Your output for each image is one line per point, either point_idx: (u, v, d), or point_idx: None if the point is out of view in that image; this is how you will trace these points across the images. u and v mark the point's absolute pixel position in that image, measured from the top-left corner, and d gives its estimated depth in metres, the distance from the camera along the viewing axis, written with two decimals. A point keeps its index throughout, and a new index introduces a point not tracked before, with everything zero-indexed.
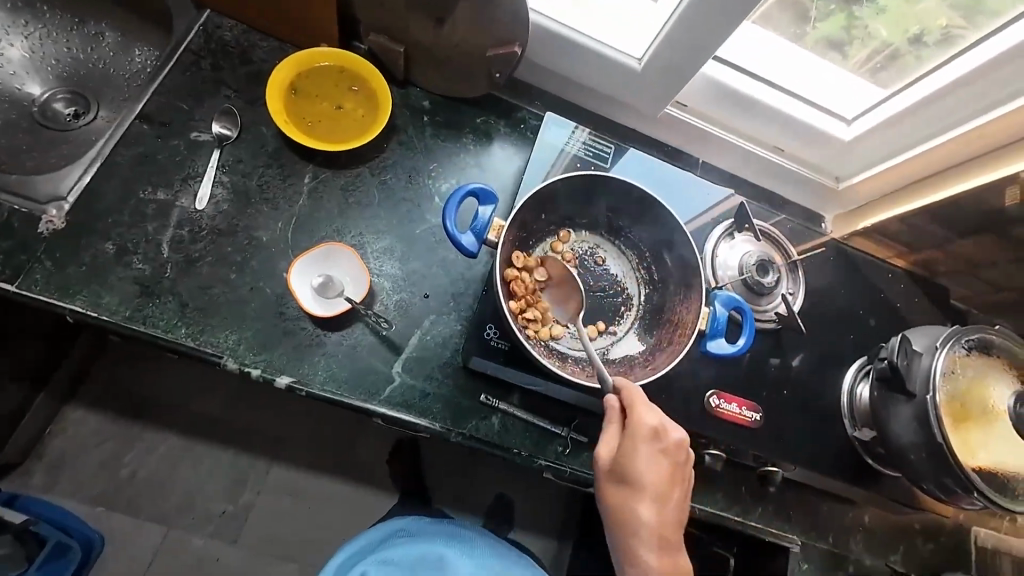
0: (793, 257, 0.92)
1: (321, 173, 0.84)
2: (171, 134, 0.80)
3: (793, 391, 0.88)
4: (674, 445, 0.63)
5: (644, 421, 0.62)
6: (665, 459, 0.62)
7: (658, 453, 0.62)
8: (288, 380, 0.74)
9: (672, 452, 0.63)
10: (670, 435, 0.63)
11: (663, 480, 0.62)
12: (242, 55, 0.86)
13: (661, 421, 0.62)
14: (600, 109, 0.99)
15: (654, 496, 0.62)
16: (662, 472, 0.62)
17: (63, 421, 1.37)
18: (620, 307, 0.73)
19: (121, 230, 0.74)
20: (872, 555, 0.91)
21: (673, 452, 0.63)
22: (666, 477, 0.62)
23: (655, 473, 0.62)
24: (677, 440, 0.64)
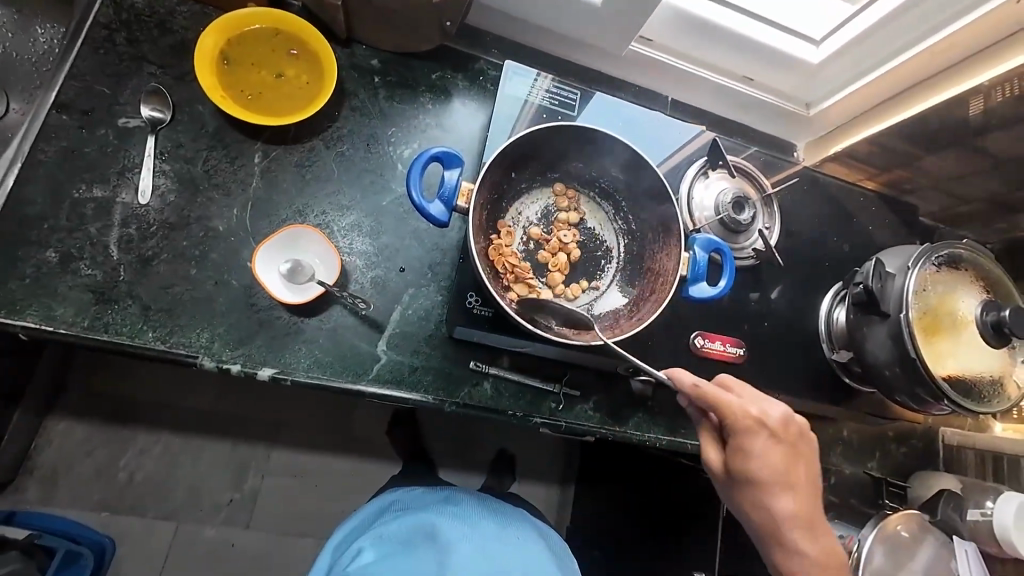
0: (768, 190, 0.91)
1: (271, 150, 0.78)
2: (97, 123, 0.72)
3: (774, 323, 0.90)
4: (777, 424, 0.69)
5: (738, 412, 0.68)
6: (774, 443, 0.68)
7: (766, 434, 0.68)
8: (271, 371, 0.71)
9: (778, 434, 0.69)
10: (770, 419, 0.69)
11: (787, 463, 0.69)
12: (160, 24, 0.77)
13: (757, 412, 0.68)
14: (562, 52, 0.93)
15: (779, 483, 0.69)
16: (775, 456, 0.68)
17: (47, 435, 1.33)
18: (601, 260, 0.72)
19: (62, 236, 0.68)
20: (851, 464, 0.97)
21: (780, 433, 0.69)
22: (780, 461, 0.69)
23: (774, 460, 0.69)
24: (779, 415, 0.69)
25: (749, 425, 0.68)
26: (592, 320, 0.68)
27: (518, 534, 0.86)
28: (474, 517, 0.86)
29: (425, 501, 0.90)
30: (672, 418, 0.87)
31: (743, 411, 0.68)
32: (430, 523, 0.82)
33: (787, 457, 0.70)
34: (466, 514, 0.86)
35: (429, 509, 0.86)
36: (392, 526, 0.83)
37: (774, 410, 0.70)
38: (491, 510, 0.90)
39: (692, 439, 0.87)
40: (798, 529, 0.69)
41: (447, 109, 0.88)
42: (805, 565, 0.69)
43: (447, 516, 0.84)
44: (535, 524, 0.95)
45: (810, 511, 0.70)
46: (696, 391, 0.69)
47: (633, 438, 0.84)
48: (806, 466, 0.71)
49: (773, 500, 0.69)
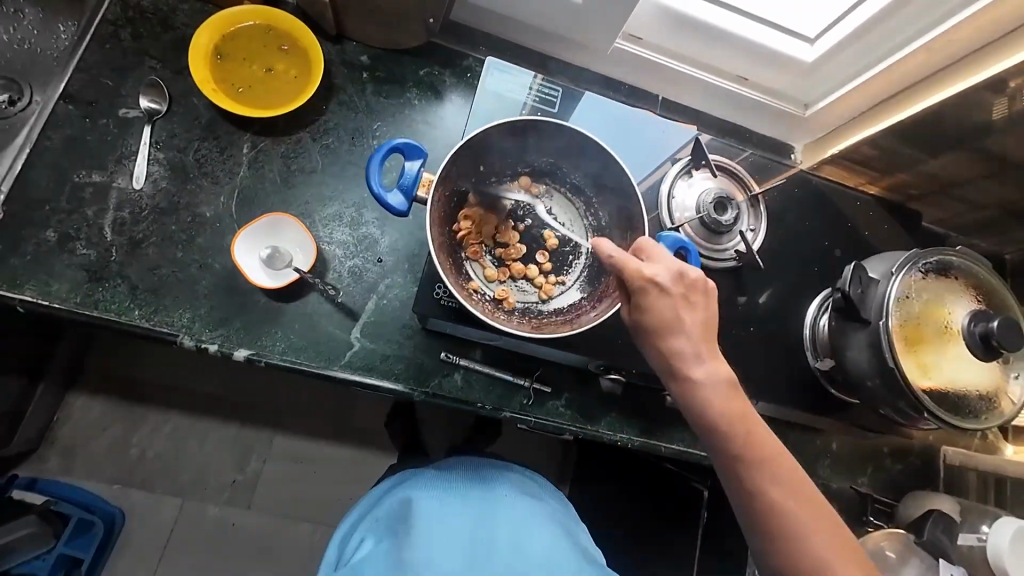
0: (754, 191, 0.89)
1: (259, 142, 0.82)
2: (100, 113, 0.77)
3: (758, 328, 0.87)
4: (672, 283, 0.59)
5: (635, 268, 0.59)
6: (670, 301, 0.59)
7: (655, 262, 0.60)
8: (246, 352, 0.75)
9: (676, 290, 0.59)
10: (662, 279, 0.59)
11: (682, 314, 0.59)
12: (162, 22, 0.81)
13: (653, 270, 0.59)
14: (550, 49, 0.93)
15: (688, 334, 0.59)
16: (666, 312, 0.58)
17: (66, 408, 1.42)
18: (568, 256, 0.72)
19: (62, 217, 0.73)
20: (841, 479, 0.94)
21: (677, 288, 0.59)
22: (679, 317, 0.59)
23: (669, 312, 0.59)
24: (670, 275, 0.59)
25: (651, 280, 0.58)
26: (553, 315, 0.68)
27: (512, 500, 0.84)
28: (464, 492, 0.83)
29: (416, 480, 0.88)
30: (646, 419, 0.86)
31: (647, 270, 0.59)
32: (414, 503, 0.80)
33: (703, 327, 0.59)
34: (456, 489, 0.84)
35: (418, 487, 0.84)
36: (385, 514, 0.81)
37: (670, 266, 0.60)
38: (482, 478, 0.88)
39: (667, 442, 0.86)
40: (723, 392, 0.59)
41: (432, 104, 0.90)
42: (759, 465, 0.57)
43: (436, 494, 0.82)
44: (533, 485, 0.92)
45: (722, 376, 0.59)
46: (610, 259, 0.59)
47: (604, 437, 0.83)
48: (713, 321, 0.60)
49: (694, 370, 0.58)
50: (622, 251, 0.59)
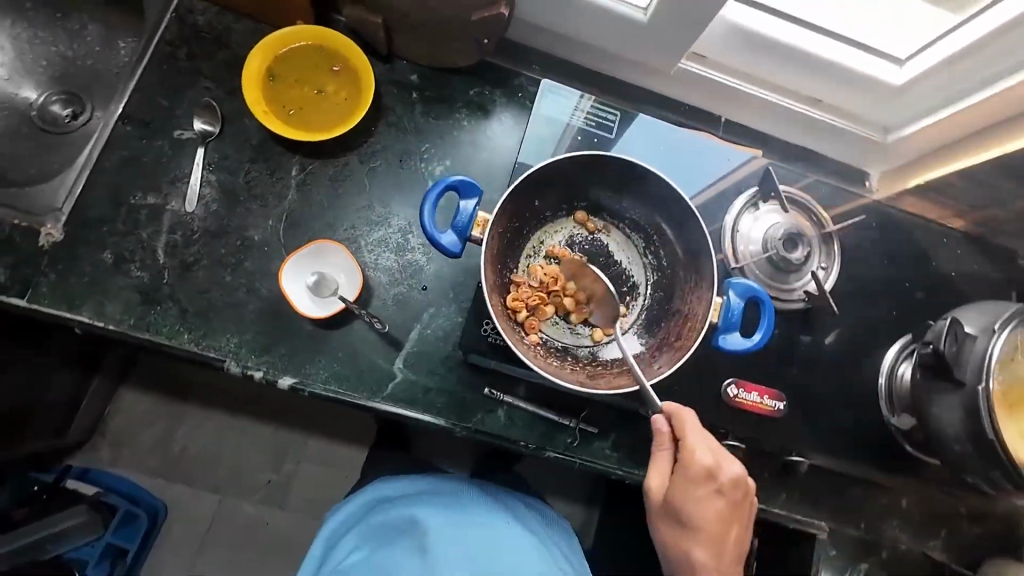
0: (828, 228, 0.81)
1: (308, 164, 0.80)
2: (155, 133, 0.77)
3: (822, 374, 0.81)
4: (727, 484, 0.66)
5: (694, 457, 0.65)
6: (719, 498, 0.65)
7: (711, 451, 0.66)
8: (290, 380, 0.74)
9: (727, 491, 0.66)
10: (723, 475, 0.65)
11: (724, 517, 0.66)
12: (217, 40, 0.81)
13: (715, 462, 0.65)
14: (606, 68, 0.89)
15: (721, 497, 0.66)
16: (713, 513, 0.65)
17: (116, 402, 1.47)
18: (625, 296, 0.68)
19: (118, 239, 0.74)
20: (909, 540, 0.86)
21: (727, 489, 0.66)
22: (716, 512, 0.66)
23: (712, 513, 0.66)
24: (732, 476, 0.66)
25: (699, 475, 0.65)
26: (609, 364, 0.64)
27: (515, 530, 0.80)
28: (468, 514, 0.79)
29: (419, 492, 0.83)
30: None
31: (699, 459, 0.65)
32: (414, 521, 0.76)
33: (721, 513, 0.66)
34: (463, 510, 0.79)
35: (423, 503, 0.79)
36: (388, 526, 0.78)
37: (730, 469, 0.66)
38: (488, 502, 0.83)
39: None
40: (718, 525, 0.66)
41: (483, 125, 0.87)
42: None
43: (441, 513, 0.78)
44: (534, 516, 0.88)
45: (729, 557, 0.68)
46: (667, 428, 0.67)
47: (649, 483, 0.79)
48: (742, 538, 0.69)
49: (694, 545, 0.67)
50: (690, 419, 0.66)
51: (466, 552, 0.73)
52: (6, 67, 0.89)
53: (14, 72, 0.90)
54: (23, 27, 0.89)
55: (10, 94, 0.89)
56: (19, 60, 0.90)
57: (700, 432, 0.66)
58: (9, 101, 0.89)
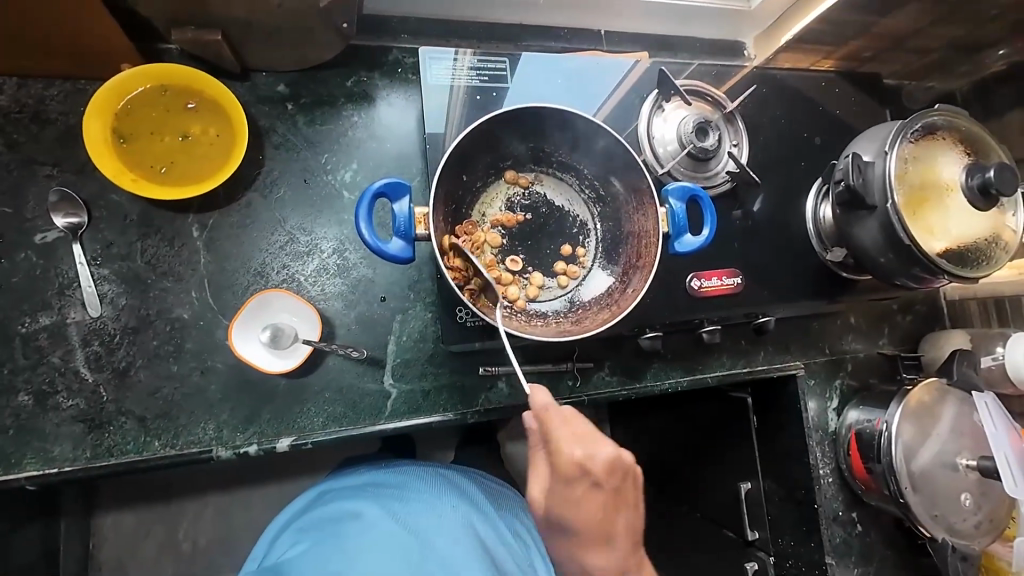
0: (730, 107, 0.86)
1: (207, 220, 0.73)
2: (14, 247, 0.66)
3: (764, 237, 0.88)
4: (603, 472, 0.63)
5: (561, 461, 0.62)
6: (597, 488, 0.64)
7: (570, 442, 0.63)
8: (288, 440, 0.70)
9: (603, 479, 0.63)
10: (595, 466, 0.62)
11: (609, 499, 0.65)
12: (35, 117, 0.68)
13: (583, 457, 0.62)
14: (476, 13, 0.86)
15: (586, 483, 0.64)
16: (587, 505, 0.64)
17: (95, 532, 1.31)
18: (579, 237, 0.69)
19: (28, 375, 0.65)
20: (866, 346, 1.00)
21: (604, 477, 0.63)
22: (586, 506, 0.64)
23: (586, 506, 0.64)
24: (608, 461, 0.63)
25: (569, 475, 0.62)
26: (586, 305, 0.66)
27: (462, 518, 0.77)
28: (414, 499, 0.78)
29: (367, 479, 0.82)
30: (687, 359, 0.87)
31: (566, 457, 0.62)
32: (355, 509, 0.74)
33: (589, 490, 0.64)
34: (408, 497, 0.78)
35: (366, 494, 0.77)
36: (327, 514, 0.76)
37: (603, 455, 0.63)
38: (441, 486, 0.82)
39: (711, 372, 0.88)
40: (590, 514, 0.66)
41: (375, 115, 0.81)
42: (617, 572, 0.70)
43: (383, 502, 0.76)
44: (495, 504, 0.86)
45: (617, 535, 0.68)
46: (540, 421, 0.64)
47: (653, 389, 0.84)
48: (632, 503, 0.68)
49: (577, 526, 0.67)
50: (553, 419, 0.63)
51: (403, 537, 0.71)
52: None
53: None
54: None
55: None
56: None
57: (564, 431, 0.63)
58: None
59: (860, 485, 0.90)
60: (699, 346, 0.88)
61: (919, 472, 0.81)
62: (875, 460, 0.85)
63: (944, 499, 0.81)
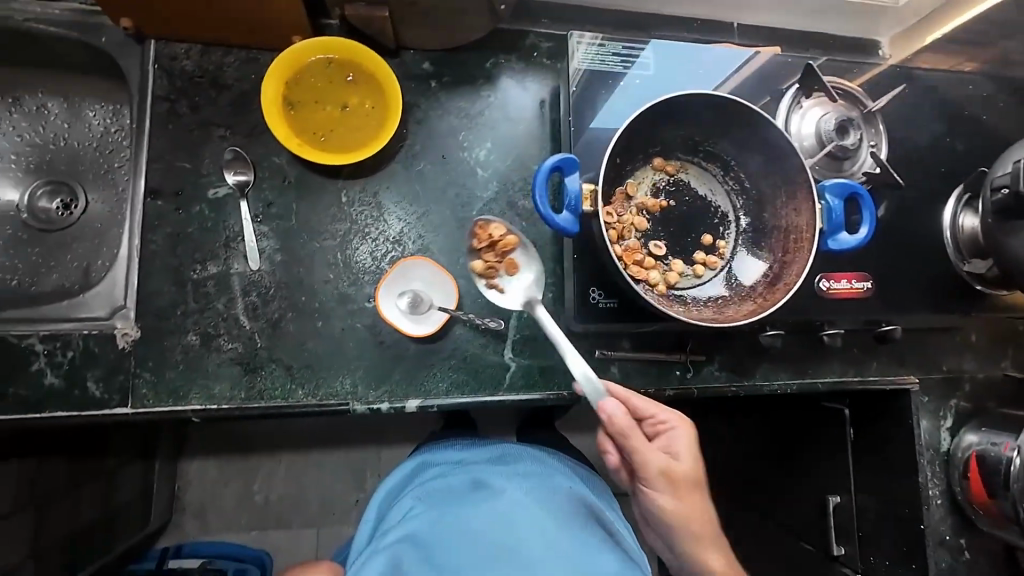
0: (870, 105, 0.84)
1: (354, 187, 0.77)
2: (190, 200, 0.72)
3: (892, 243, 0.85)
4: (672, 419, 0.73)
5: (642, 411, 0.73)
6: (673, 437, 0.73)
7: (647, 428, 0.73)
8: (417, 401, 0.74)
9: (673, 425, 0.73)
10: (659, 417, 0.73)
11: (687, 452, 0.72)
12: (213, 82, 0.74)
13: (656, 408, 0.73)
14: (614, 2, 0.87)
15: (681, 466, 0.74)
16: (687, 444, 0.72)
17: (185, 475, 1.41)
18: (719, 228, 0.69)
19: (196, 317, 0.71)
20: (987, 368, 0.95)
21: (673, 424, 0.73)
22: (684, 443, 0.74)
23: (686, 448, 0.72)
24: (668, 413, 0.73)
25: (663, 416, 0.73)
26: (726, 296, 0.66)
27: (577, 494, 0.80)
28: (529, 474, 0.80)
29: (475, 455, 0.85)
30: (800, 362, 0.85)
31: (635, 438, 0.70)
32: (478, 479, 0.78)
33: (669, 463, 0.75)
34: (524, 472, 0.80)
35: (483, 467, 0.80)
36: (446, 485, 0.78)
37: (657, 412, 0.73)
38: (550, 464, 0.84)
39: (823, 378, 0.85)
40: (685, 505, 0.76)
41: (510, 96, 0.84)
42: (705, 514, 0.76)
43: (505, 475, 0.79)
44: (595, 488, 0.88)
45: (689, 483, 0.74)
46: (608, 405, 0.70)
47: (763, 389, 0.82)
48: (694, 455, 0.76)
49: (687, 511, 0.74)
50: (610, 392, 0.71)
51: (533, 510, 0.73)
52: None
53: None
54: None
55: None
56: None
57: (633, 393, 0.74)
58: None
59: (976, 510, 0.86)
60: (815, 351, 0.86)
61: None
62: (1001, 487, 0.81)
63: None
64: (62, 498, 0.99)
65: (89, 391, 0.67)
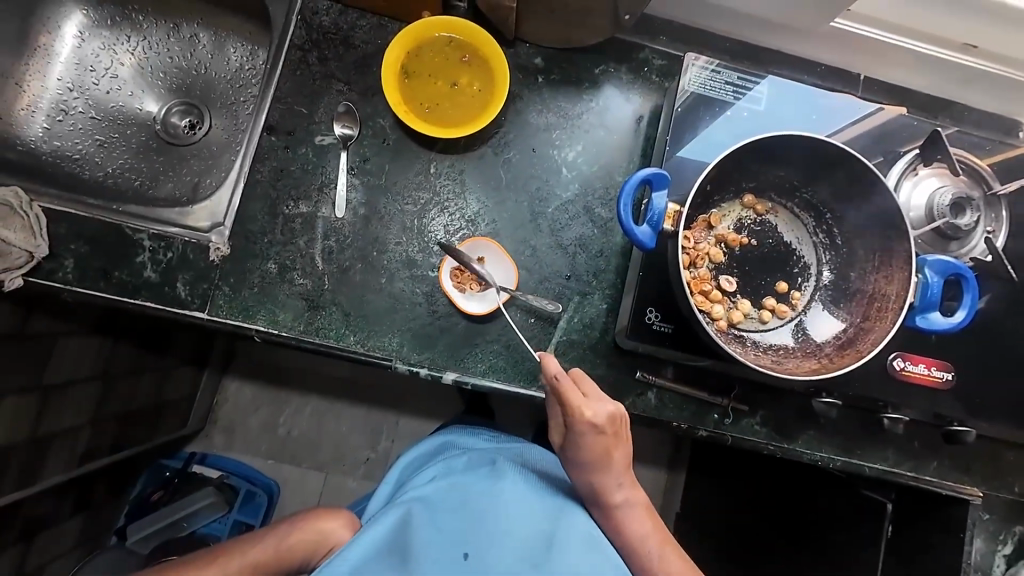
0: (996, 188, 0.77)
1: (444, 161, 0.81)
2: (299, 142, 0.79)
3: (987, 339, 0.78)
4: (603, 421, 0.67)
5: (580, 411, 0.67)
6: (599, 436, 0.68)
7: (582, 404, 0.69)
8: (454, 375, 0.76)
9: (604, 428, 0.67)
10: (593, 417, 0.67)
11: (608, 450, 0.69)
12: (344, 40, 0.80)
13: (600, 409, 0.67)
14: (738, 33, 0.85)
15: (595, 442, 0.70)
16: (595, 446, 0.68)
17: (227, 392, 1.51)
18: (798, 280, 0.66)
19: (279, 248, 0.77)
20: None
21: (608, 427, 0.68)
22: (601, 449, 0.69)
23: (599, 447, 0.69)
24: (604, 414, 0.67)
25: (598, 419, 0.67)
26: (789, 348, 0.64)
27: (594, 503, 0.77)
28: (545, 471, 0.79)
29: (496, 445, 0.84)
30: (851, 439, 0.80)
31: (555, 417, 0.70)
32: (495, 461, 0.77)
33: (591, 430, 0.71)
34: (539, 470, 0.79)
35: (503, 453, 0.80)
36: (463, 461, 0.77)
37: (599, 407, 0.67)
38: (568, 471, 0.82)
39: (872, 463, 0.80)
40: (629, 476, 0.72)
41: (612, 106, 0.84)
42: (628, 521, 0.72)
43: (522, 464, 0.78)
44: None
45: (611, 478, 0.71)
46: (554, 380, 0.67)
47: (804, 456, 0.79)
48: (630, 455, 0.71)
49: (598, 476, 0.70)
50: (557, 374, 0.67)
51: (543, 503, 0.71)
52: (128, 82, 0.95)
53: (136, 87, 0.95)
54: (137, 40, 0.95)
55: (135, 110, 0.95)
56: (139, 74, 0.96)
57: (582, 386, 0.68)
58: (135, 117, 0.95)
59: None
60: (869, 433, 0.81)
61: None
62: None
63: None
64: (128, 377, 1.10)
65: (176, 290, 0.75)
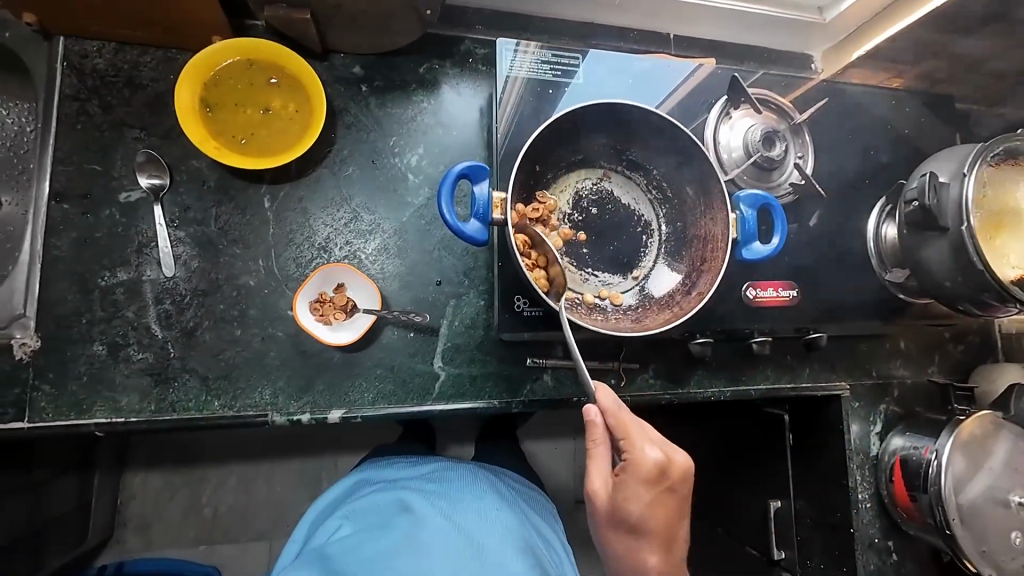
0: (797, 118, 0.86)
1: (278, 192, 0.75)
2: (99, 204, 0.70)
3: (821, 251, 0.87)
4: (670, 477, 0.63)
5: (644, 456, 0.62)
6: (665, 494, 0.63)
7: (658, 496, 0.63)
8: (339, 413, 0.72)
9: (675, 482, 0.63)
10: (647, 470, 0.62)
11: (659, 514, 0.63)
12: (128, 81, 0.72)
13: (663, 454, 0.62)
14: (546, 10, 0.88)
15: (658, 540, 0.64)
16: (665, 508, 0.63)
17: (127, 488, 1.34)
18: (643, 240, 0.71)
19: (104, 327, 0.68)
20: (916, 373, 0.97)
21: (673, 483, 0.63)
22: (666, 511, 0.63)
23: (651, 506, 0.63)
24: (659, 456, 0.62)
25: (653, 472, 0.62)
26: (647, 302, 0.67)
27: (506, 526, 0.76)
28: (455, 499, 0.78)
29: (407, 477, 0.83)
30: (733, 370, 0.86)
31: (644, 456, 0.62)
32: (401, 500, 0.77)
33: (673, 511, 0.64)
34: (448, 496, 0.79)
35: (411, 489, 0.79)
36: (368, 506, 0.78)
37: (647, 453, 0.62)
38: (487, 490, 0.83)
39: (755, 385, 0.87)
40: None
41: (444, 102, 0.83)
42: None
43: (430, 499, 0.77)
44: (537, 527, 0.84)
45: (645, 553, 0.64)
46: (611, 416, 0.64)
47: (698, 396, 0.83)
48: (675, 515, 0.64)
49: (644, 549, 0.64)
50: (629, 418, 0.63)
51: (450, 540, 0.71)
52: None
53: None
54: None
55: None
56: None
57: (643, 433, 0.64)
58: None
59: (901, 513, 0.88)
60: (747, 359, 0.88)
61: (968, 504, 0.80)
62: (922, 490, 0.83)
63: (992, 535, 0.80)
64: None
65: None
